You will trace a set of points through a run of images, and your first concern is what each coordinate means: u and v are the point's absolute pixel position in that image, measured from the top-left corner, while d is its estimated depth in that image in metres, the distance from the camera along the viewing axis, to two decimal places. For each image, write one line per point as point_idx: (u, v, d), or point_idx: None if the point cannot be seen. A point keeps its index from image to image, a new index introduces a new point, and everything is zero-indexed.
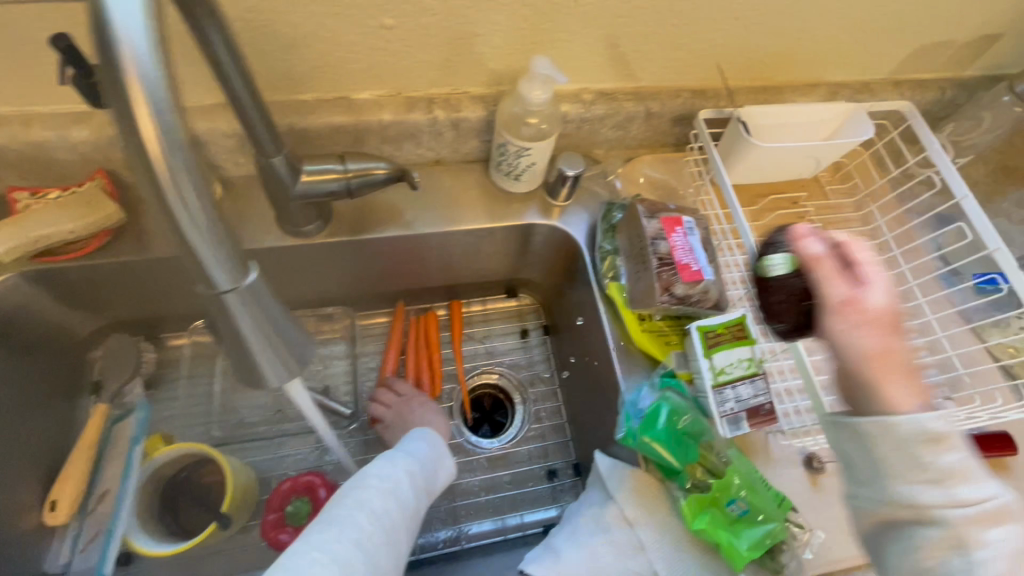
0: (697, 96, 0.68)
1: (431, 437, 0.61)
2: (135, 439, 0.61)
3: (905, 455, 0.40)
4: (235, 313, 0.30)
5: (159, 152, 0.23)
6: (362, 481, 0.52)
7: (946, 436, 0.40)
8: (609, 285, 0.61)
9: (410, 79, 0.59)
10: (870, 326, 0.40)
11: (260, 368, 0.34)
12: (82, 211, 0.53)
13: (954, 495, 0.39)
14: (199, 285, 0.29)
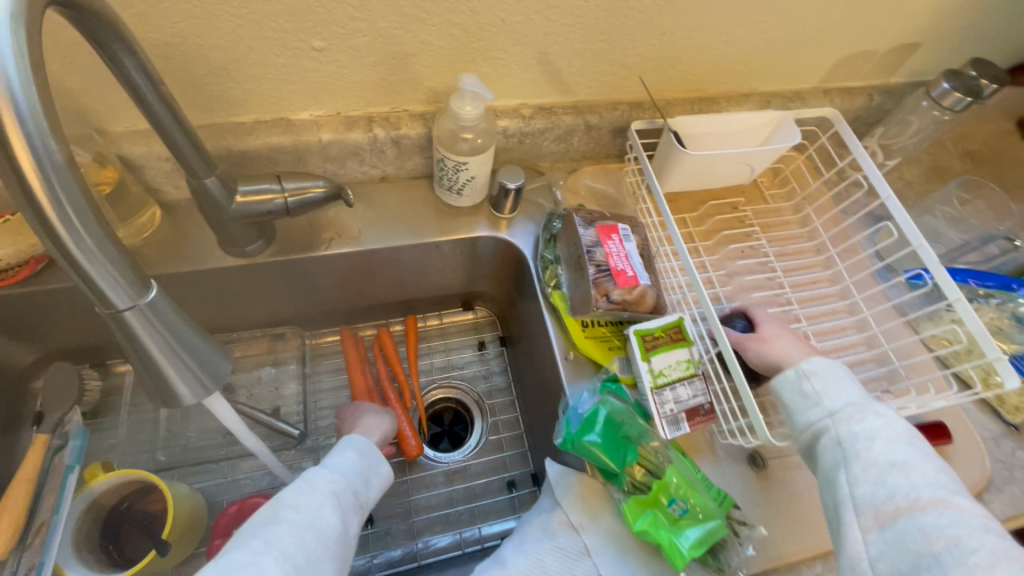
0: (633, 108, 0.70)
1: (363, 448, 0.57)
2: (71, 465, 0.57)
3: (794, 389, 0.49)
4: (135, 328, 0.31)
5: (32, 170, 0.25)
6: (279, 502, 0.47)
7: (811, 367, 0.49)
8: (552, 294, 0.62)
9: (347, 99, 0.60)
10: (770, 339, 0.55)
11: (172, 384, 0.34)
12: (12, 237, 0.53)
13: (827, 407, 0.47)
14: (95, 304, 0.30)
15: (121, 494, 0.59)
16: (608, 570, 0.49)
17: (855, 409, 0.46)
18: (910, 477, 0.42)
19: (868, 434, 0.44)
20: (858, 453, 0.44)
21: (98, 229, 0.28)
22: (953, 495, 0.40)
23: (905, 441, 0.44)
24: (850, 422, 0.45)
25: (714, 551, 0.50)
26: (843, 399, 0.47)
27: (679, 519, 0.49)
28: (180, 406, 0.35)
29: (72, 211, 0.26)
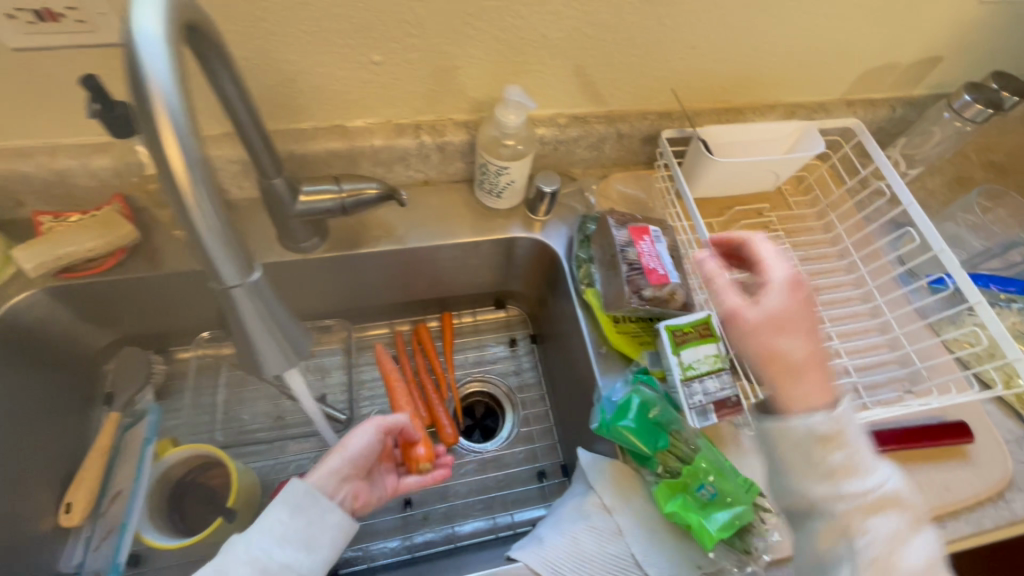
0: (663, 118, 0.74)
1: (297, 499, 0.52)
2: (147, 437, 0.65)
3: (800, 450, 0.43)
4: (242, 306, 0.35)
5: (182, 170, 0.29)
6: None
7: (834, 435, 0.43)
8: (586, 292, 0.65)
9: (398, 108, 0.65)
10: (779, 332, 0.44)
11: (266, 356, 0.39)
12: (101, 231, 0.59)
13: (841, 489, 0.43)
14: (210, 281, 0.34)
15: (186, 467, 0.64)
16: (640, 549, 0.52)
17: (882, 489, 0.43)
18: (905, 556, 0.41)
19: (884, 518, 0.42)
20: (876, 541, 0.41)
21: (223, 219, 0.32)
22: (927, 561, 0.42)
23: (903, 511, 0.43)
24: (863, 513, 0.42)
25: (743, 534, 0.52)
26: (858, 482, 0.43)
27: (708, 503, 0.53)
28: (265, 373, 0.40)
29: (207, 202, 0.31)
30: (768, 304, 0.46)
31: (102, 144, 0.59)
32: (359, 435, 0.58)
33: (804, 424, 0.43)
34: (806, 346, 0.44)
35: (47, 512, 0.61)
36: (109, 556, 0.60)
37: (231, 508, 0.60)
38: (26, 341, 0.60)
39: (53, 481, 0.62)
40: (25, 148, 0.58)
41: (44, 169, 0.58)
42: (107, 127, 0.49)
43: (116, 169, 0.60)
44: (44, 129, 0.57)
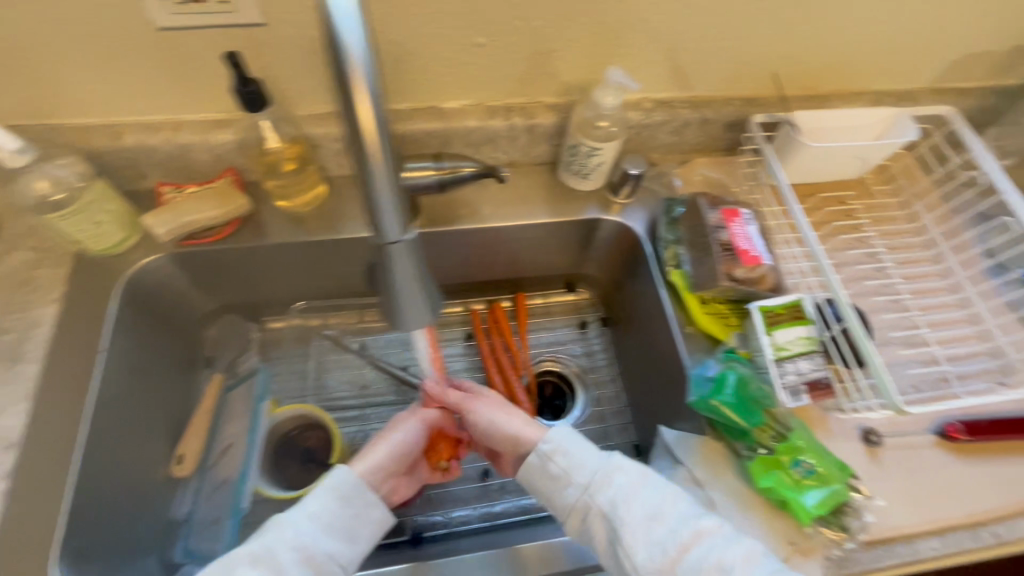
0: (748, 104, 0.74)
1: (346, 491, 0.52)
2: (259, 398, 0.71)
3: (546, 474, 0.55)
4: (397, 263, 0.39)
5: (373, 134, 0.33)
6: (234, 565, 0.46)
7: (554, 452, 0.55)
8: (672, 274, 0.66)
9: (491, 90, 0.67)
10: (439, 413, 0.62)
11: (408, 311, 0.42)
12: (220, 202, 0.64)
13: (618, 508, 0.52)
14: (373, 238, 0.38)
15: (291, 427, 0.69)
16: (731, 521, 0.53)
17: (602, 475, 0.54)
18: (669, 525, 0.51)
19: (621, 496, 0.52)
20: (619, 516, 0.51)
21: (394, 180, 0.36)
22: (733, 539, 0.49)
23: (652, 487, 0.53)
24: (654, 529, 0.50)
25: (838, 513, 0.53)
26: (621, 501, 0.52)
27: (803, 480, 0.53)
28: (402, 327, 0.44)
29: (387, 162, 0.34)
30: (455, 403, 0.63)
31: (220, 120, 0.63)
32: (405, 430, 0.60)
33: (537, 452, 0.56)
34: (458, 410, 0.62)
35: (159, 463, 0.65)
36: (225, 503, 0.66)
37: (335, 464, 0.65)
38: (147, 302, 0.66)
39: (166, 434, 0.67)
40: (153, 123, 0.63)
41: (169, 143, 0.62)
42: (241, 102, 0.53)
43: (232, 144, 0.64)
44: (171, 106, 0.61)
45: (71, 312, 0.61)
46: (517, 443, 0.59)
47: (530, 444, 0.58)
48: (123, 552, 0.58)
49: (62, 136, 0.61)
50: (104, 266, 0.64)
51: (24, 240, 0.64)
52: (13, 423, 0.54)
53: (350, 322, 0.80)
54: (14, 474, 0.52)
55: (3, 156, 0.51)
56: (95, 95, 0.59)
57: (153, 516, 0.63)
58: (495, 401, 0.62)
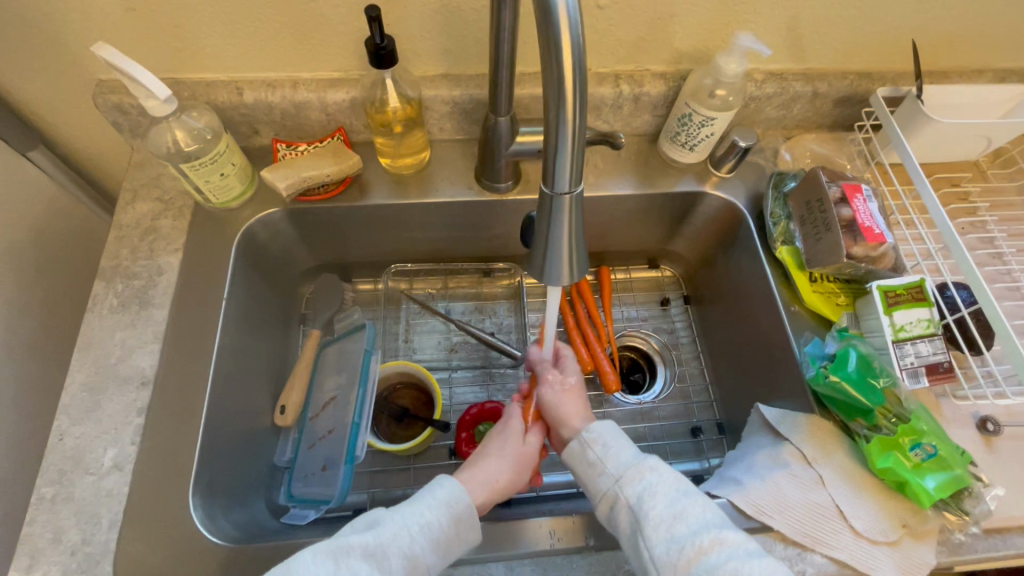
0: (864, 78, 0.70)
1: (458, 510, 0.50)
2: (369, 348, 0.68)
3: (583, 461, 0.55)
4: (563, 211, 0.38)
5: (571, 78, 0.33)
6: (346, 551, 0.45)
7: (591, 439, 0.55)
8: (781, 249, 0.66)
9: (602, 56, 0.66)
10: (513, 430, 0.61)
11: (561, 266, 0.41)
12: (334, 159, 0.65)
13: (639, 497, 0.50)
14: (542, 183, 0.38)
15: (395, 380, 0.72)
16: (842, 500, 0.52)
17: (634, 469, 0.51)
18: (689, 525, 0.47)
19: (649, 492, 0.50)
20: (644, 509, 0.49)
21: (580, 125, 0.35)
22: (754, 555, 0.44)
23: (681, 489, 0.49)
24: (679, 526, 0.47)
25: (956, 496, 0.51)
26: (644, 489, 0.50)
27: (922, 464, 0.51)
28: (548, 282, 0.43)
29: (580, 101, 0.34)
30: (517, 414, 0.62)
31: (336, 79, 0.64)
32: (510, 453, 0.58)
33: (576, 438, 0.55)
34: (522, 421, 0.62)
35: (266, 410, 0.67)
36: (326, 453, 0.64)
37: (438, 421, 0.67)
38: (258, 255, 0.69)
39: (271, 383, 0.69)
40: (272, 80, 0.64)
41: (287, 99, 0.63)
42: (370, 58, 0.53)
43: (346, 103, 0.65)
44: (292, 63, 0.62)
45: (193, 261, 0.63)
46: (562, 424, 0.60)
47: (571, 430, 0.59)
48: (240, 492, 0.59)
49: (189, 90, 0.63)
50: (221, 219, 0.66)
51: (150, 190, 0.67)
52: (148, 362, 0.58)
53: (435, 288, 0.80)
54: (152, 410, 0.55)
55: (153, 105, 0.53)
56: (223, 50, 0.60)
57: (260, 460, 0.64)
58: (575, 389, 0.63)
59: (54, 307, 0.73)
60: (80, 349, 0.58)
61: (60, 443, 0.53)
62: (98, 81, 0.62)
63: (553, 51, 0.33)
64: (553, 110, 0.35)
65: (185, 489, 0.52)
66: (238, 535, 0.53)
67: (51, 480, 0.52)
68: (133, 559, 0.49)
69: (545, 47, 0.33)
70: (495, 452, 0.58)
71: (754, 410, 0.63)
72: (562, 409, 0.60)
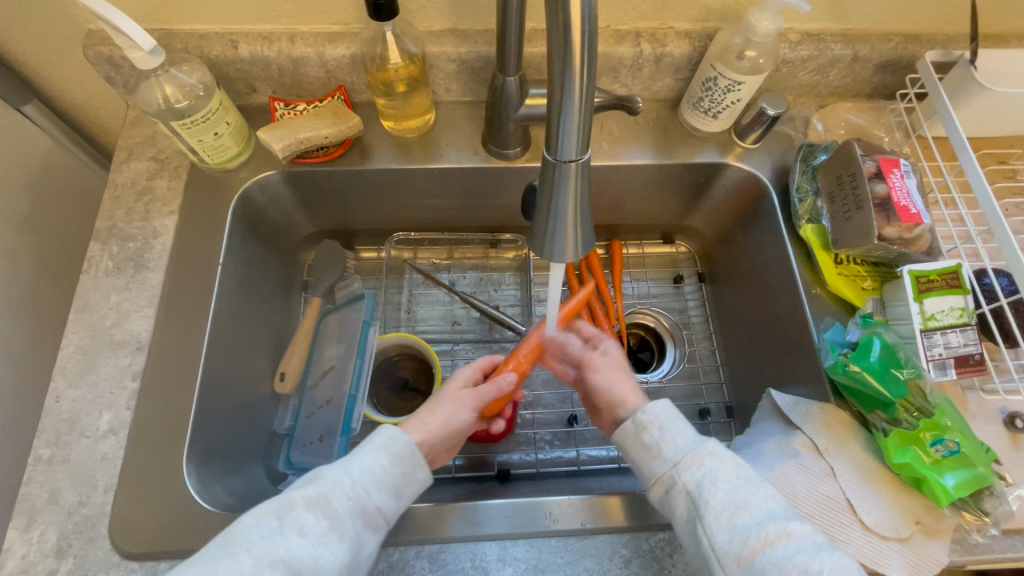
0: (911, 40, 0.64)
1: (399, 449, 0.48)
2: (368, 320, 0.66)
3: (635, 442, 0.50)
4: (569, 182, 0.35)
5: (580, 29, 0.30)
6: (289, 506, 0.42)
7: (648, 420, 0.50)
8: (806, 227, 0.62)
9: (622, 11, 0.61)
10: (457, 386, 0.57)
11: (565, 241, 0.38)
12: (333, 119, 0.62)
13: (701, 481, 0.46)
14: (546, 150, 0.34)
15: (394, 352, 0.70)
16: (853, 495, 0.50)
17: (694, 453, 0.47)
18: (753, 514, 0.44)
19: (710, 478, 0.46)
20: (703, 497, 0.45)
21: (589, 84, 0.32)
22: (824, 549, 0.42)
23: (744, 475, 0.46)
24: (748, 514, 0.44)
25: (975, 496, 0.48)
26: (707, 472, 0.46)
27: (942, 461, 0.48)
28: (551, 260, 0.39)
29: (587, 54, 0.30)
30: (468, 375, 0.59)
31: (335, 33, 0.60)
32: (445, 410, 0.54)
33: (631, 419, 0.50)
34: (470, 379, 0.59)
35: (266, 378, 0.66)
36: (323, 423, 0.63)
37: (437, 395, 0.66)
38: (254, 220, 0.66)
39: (270, 352, 0.68)
40: (268, 33, 0.60)
41: (283, 55, 0.60)
42: (368, 8, 0.49)
43: (344, 59, 0.61)
44: (288, 14, 0.59)
45: (188, 224, 0.62)
46: (618, 406, 0.55)
47: (629, 411, 0.54)
48: (237, 458, 0.59)
49: (181, 42, 0.59)
50: (218, 181, 0.64)
51: (146, 148, 0.65)
52: (144, 327, 0.57)
53: (440, 258, 0.78)
54: (147, 375, 0.55)
55: (139, 57, 0.51)
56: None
57: (258, 427, 0.64)
58: (620, 367, 0.59)
59: (54, 265, 0.72)
60: (76, 311, 0.57)
61: (56, 406, 0.53)
62: (87, 31, 0.59)
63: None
64: (557, 65, 0.31)
65: (178, 455, 0.52)
66: (231, 502, 0.53)
67: (48, 442, 0.52)
68: (126, 524, 0.49)
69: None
70: (451, 402, 0.55)
71: (766, 395, 0.60)
72: (614, 389, 0.56)
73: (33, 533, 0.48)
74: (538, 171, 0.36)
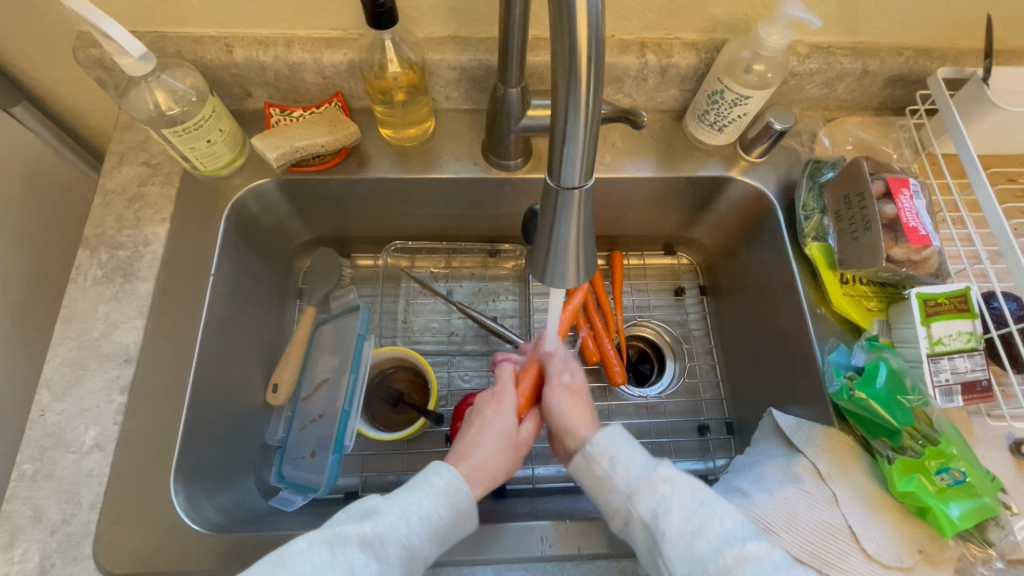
0: (922, 55, 0.62)
1: (458, 500, 0.46)
2: (362, 333, 0.64)
3: (591, 475, 0.50)
4: (571, 210, 0.34)
5: (586, 56, 0.28)
6: (342, 540, 0.41)
7: (598, 451, 0.49)
8: (812, 245, 0.61)
9: (628, 21, 0.60)
10: (503, 421, 0.53)
11: (566, 268, 0.37)
12: (330, 127, 0.60)
13: (653, 512, 0.45)
14: (549, 176, 0.33)
15: (389, 364, 0.69)
16: (857, 523, 0.48)
17: (644, 482, 0.46)
18: (710, 541, 0.42)
19: (663, 506, 0.45)
20: (658, 527, 0.44)
21: (596, 110, 0.30)
22: (782, 567, 0.40)
23: (697, 498, 0.44)
24: (706, 541, 0.42)
25: (980, 526, 0.47)
26: (656, 499, 0.45)
27: (947, 489, 0.47)
28: (550, 284, 0.38)
29: (594, 82, 0.29)
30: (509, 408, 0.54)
31: (331, 39, 0.59)
32: (498, 459, 0.51)
33: (584, 450, 0.49)
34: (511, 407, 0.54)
35: (258, 389, 0.65)
36: (316, 437, 0.62)
37: (433, 411, 0.65)
38: (247, 227, 0.65)
39: (263, 363, 0.67)
40: (264, 37, 0.59)
41: (279, 60, 0.58)
42: (367, 17, 0.48)
43: (342, 66, 0.59)
44: (283, 19, 0.57)
45: (180, 232, 0.60)
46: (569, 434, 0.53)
47: (578, 440, 0.52)
48: (229, 472, 0.58)
49: (174, 46, 0.58)
50: (211, 188, 0.62)
51: (138, 153, 0.64)
52: (133, 338, 0.55)
53: (437, 267, 0.76)
54: (135, 389, 0.53)
55: (129, 63, 0.49)
56: (209, 2, 0.55)
57: (249, 440, 0.63)
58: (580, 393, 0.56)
59: (42, 269, 0.70)
60: (63, 321, 0.56)
61: (41, 420, 0.52)
62: (77, 33, 0.57)
63: (565, 19, 0.28)
64: (562, 89, 0.30)
65: (167, 471, 0.51)
66: (220, 522, 0.52)
67: (32, 456, 0.51)
68: (112, 544, 0.48)
69: (558, 12, 0.28)
70: (506, 449, 0.52)
71: (767, 415, 0.59)
72: (568, 415, 0.53)
73: (15, 551, 0.47)
74: (540, 196, 0.35)
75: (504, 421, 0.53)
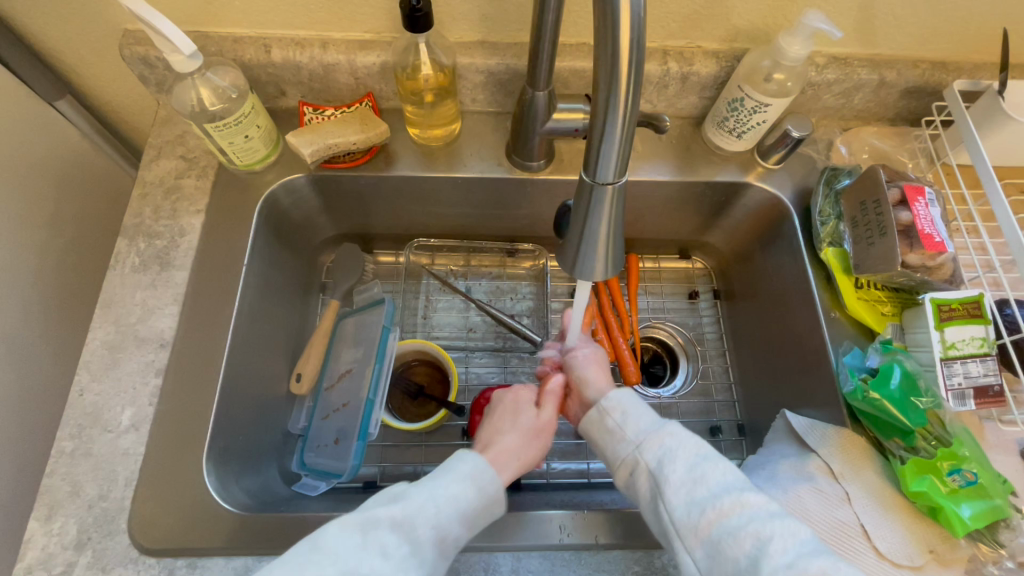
0: (937, 68, 0.64)
1: (485, 483, 0.48)
2: (388, 325, 0.66)
3: (602, 428, 0.52)
4: (604, 204, 0.36)
5: (627, 59, 0.30)
6: (374, 524, 0.43)
7: (611, 406, 0.52)
8: (828, 250, 0.62)
9: (653, 30, 0.62)
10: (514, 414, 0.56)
11: (594, 260, 0.39)
12: (361, 126, 0.62)
13: (658, 460, 0.47)
14: (585, 171, 0.35)
15: (411, 357, 0.71)
16: (869, 522, 0.49)
17: (653, 433, 0.48)
18: (710, 487, 0.44)
19: (669, 456, 0.47)
20: (663, 473, 0.46)
21: (633, 110, 0.32)
22: (778, 516, 0.42)
23: (702, 452, 0.47)
24: (706, 487, 0.44)
25: (991, 526, 0.48)
26: (661, 449, 0.47)
27: (959, 490, 0.48)
28: (579, 276, 0.40)
29: (633, 83, 0.31)
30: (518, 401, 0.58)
31: (364, 41, 0.61)
32: (514, 444, 0.53)
33: (601, 402, 0.52)
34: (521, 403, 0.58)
35: (283, 378, 0.67)
36: (339, 425, 0.63)
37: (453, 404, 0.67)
38: (277, 221, 0.67)
39: (288, 352, 0.69)
40: (301, 39, 0.61)
41: (315, 61, 0.61)
42: (404, 21, 0.50)
43: (375, 68, 0.62)
44: (321, 21, 0.60)
45: (214, 223, 0.62)
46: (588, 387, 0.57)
47: (596, 391, 0.56)
48: (254, 457, 0.60)
49: (216, 45, 0.60)
50: (244, 182, 0.65)
51: (175, 147, 0.66)
52: (168, 324, 0.58)
53: (457, 265, 0.78)
54: (170, 372, 0.55)
55: (178, 59, 0.51)
56: (251, 4, 0.58)
57: (273, 426, 0.64)
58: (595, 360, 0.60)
59: (77, 258, 0.73)
60: (102, 306, 0.58)
61: (80, 399, 0.54)
62: (123, 31, 0.59)
63: (610, 23, 0.30)
64: (602, 89, 0.32)
65: (199, 452, 0.53)
66: (250, 504, 0.54)
67: (71, 434, 0.53)
68: (147, 521, 0.49)
69: (602, 15, 0.30)
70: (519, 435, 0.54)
71: (780, 416, 0.61)
72: (586, 373, 0.58)
73: (54, 524, 0.49)
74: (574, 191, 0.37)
75: (517, 417, 0.55)
